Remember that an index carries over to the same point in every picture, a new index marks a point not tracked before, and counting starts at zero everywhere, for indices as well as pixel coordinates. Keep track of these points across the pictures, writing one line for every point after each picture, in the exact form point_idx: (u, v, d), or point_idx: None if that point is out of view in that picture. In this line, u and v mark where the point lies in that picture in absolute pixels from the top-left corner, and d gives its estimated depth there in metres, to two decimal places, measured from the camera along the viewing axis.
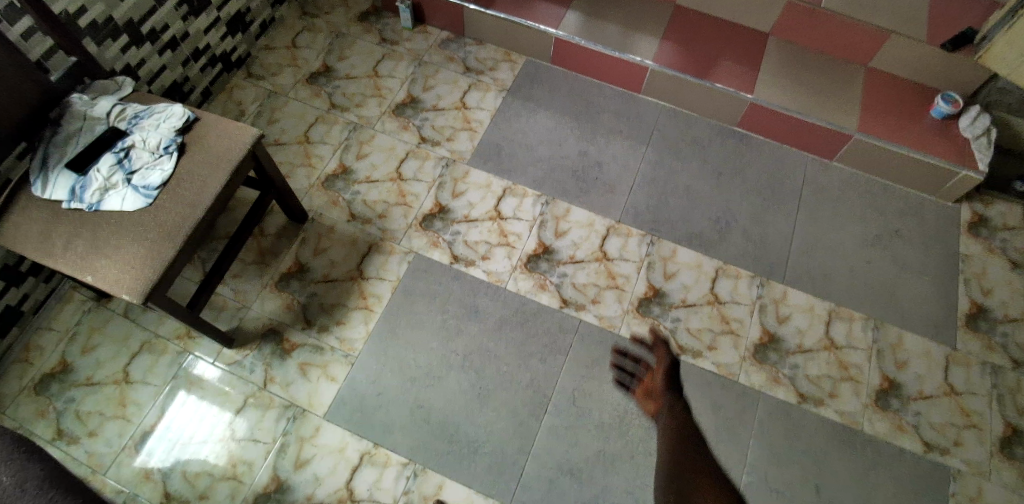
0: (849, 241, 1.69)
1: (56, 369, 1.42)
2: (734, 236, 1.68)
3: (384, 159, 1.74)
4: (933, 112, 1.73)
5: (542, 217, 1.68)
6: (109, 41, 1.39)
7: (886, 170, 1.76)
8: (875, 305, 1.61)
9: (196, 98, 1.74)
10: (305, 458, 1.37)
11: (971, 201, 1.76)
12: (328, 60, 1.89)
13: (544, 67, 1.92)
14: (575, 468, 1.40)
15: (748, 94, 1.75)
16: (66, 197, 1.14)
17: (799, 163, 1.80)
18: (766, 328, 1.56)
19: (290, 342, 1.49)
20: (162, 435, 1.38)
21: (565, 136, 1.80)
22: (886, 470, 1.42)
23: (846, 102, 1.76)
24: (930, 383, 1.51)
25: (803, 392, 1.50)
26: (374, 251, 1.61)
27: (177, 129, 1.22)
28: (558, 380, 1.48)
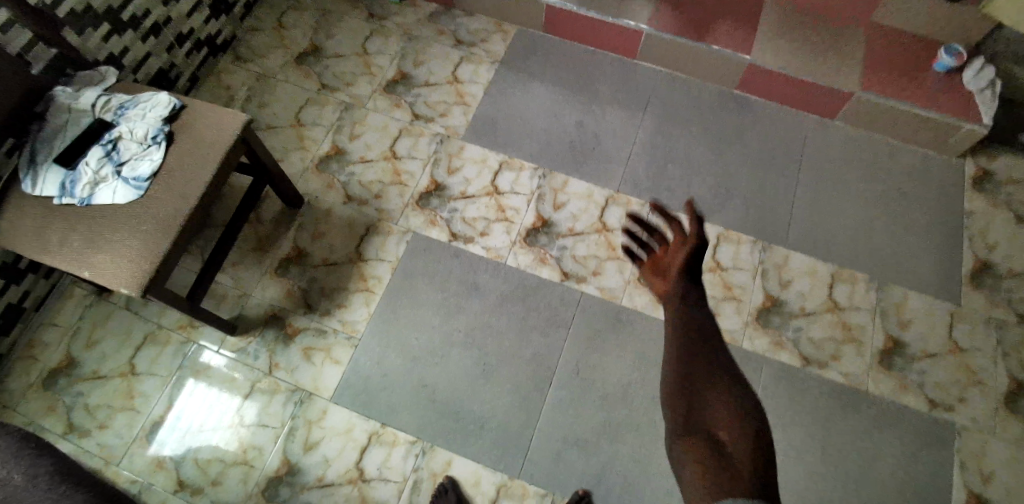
0: (852, 201, 1.67)
1: (62, 364, 1.43)
2: (736, 202, 1.66)
3: (377, 138, 1.71)
4: (937, 66, 1.68)
5: (539, 190, 1.66)
6: (90, 30, 1.36)
7: (888, 127, 1.72)
8: (879, 266, 1.59)
9: (184, 84, 1.72)
10: (313, 440, 1.39)
11: (975, 155, 1.72)
12: (316, 39, 1.85)
13: (537, 36, 1.88)
14: (581, 440, 1.41)
15: (746, 55, 1.71)
16: (57, 194, 1.13)
17: (800, 123, 1.76)
18: (768, 293, 1.56)
19: (293, 326, 1.49)
20: (172, 424, 1.39)
21: (561, 107, 1.77)
22: (890, 429, 1.43)
23: (847, 58, 1.71)
24: (934, 341, 1.51)
25: (807, 356, 1.50)
26: (371, 232, 1.60)
27: (164, 117, 1.20)
28: (561, 353, 1.49)
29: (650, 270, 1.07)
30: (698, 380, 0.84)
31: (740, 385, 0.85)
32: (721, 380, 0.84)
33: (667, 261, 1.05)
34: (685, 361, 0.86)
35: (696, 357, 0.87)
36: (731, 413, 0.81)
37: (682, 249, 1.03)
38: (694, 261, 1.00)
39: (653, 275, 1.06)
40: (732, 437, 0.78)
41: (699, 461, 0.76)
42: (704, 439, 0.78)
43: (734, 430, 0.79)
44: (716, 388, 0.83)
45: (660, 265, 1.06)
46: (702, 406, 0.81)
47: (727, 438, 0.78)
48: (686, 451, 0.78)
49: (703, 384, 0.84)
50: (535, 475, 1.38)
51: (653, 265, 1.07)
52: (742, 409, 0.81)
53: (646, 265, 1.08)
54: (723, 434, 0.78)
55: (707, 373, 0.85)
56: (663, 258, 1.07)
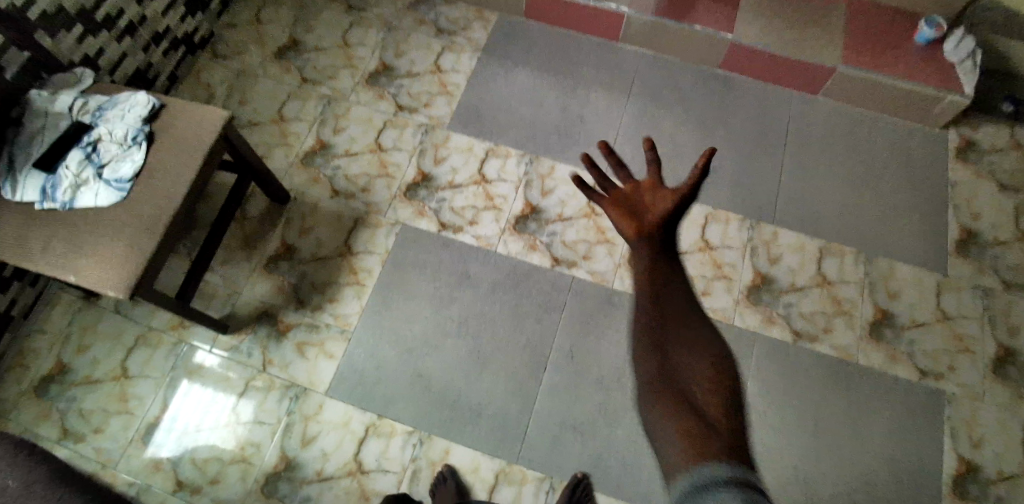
0: (837, 176, 1.68)
1: (55, 370, 1.42)
2: (722, 179, 1.67)
3: (362, 131, 1.70)
4: (917, 38, 1.69)
5: (526, 177, 1.66)
6: (63, 32, 1.33)
7: (876, 104, 1.73)
8: (866, 238, 1.61)
9: (163, 84, 1.70)
10: (311, 435, 1.40)
11: (959, 126, 1.73)
12: (294, 33, 1.83)
13: (518, 22, 1.86)
14: (579, 422, 1.42)
15: (728, 34, 1.70)
16: (37, 198, 1.11)
17: (783, 99, 1.77)
18: (758, 270, 1.57)
19: (285, 323, 1.49)
20: (168, 426, 1.39)
21: (545, 92, 1.76)
22: (882, 398, 1.45)
23: (829, 34, 1.71)
24: (922, 311, 1.53)
25: (797, 331, 1.51)
26: (360, 226, 1.59)
27: (143, 117, 1.18)
28: (555, 337, 1.50)
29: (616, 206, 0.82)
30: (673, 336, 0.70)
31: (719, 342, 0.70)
32: (700, 341, 0.69)
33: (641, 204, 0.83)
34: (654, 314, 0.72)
35: (665, 314, 0.71)
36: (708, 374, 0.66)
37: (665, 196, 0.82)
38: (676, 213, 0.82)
39: (622, 215, 0.82)
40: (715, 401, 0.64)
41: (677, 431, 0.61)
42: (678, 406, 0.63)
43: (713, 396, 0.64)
44: (686, 349, 0.68)
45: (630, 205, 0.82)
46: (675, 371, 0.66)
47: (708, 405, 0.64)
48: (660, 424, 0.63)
49: (675, 342, 0.69)
50: (534, 459, 1.39)
51: (618, 201, 0.83)
52: (717, 369, 0.67)
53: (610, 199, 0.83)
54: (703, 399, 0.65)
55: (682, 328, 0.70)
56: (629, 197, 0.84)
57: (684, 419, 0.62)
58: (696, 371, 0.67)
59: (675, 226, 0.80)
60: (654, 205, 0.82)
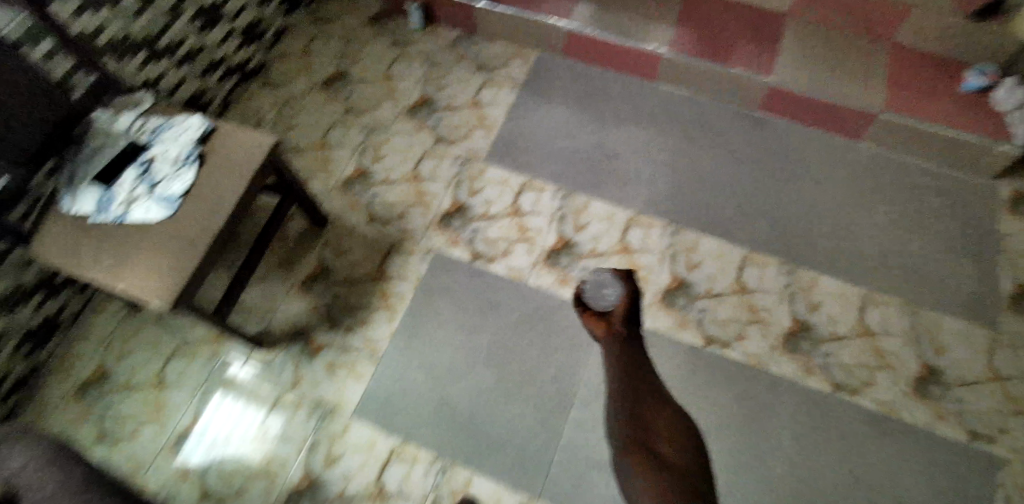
0: (881, 222, 1.63)
1: (95, 376, 1.47)
2: (759, 220, 1.64)
3: (401, 159, 1.74)
4: (965, 87, 1.64)
5: (561, 211, 1.66)
6: (128, 57, 1.42)
7: (920, 152, 1.69)
8: (910, 289, 1.55)
9: (216, 109, 1.78)
10: (335, 454, 1.39)
11: (1013, 177, 1.66)
12: (342, 65, 1.90)
13: (557, 60, 1.90)
14: (605, 462, 1.38)
15: (767, 78, 1.69)
16: (92, 211, 1.17)
17: (823, 145, 1.74)
18: (795, 316, 1.52)
19: (316, 342, 1.51)
20: (198, 436, 1.41)
21: (582, 129, 1.78)
22: (927, 458, 1.37)
23: (873, 79, 1.68)
24: (972, 368, 1.45)
25: (837, 382, 1.45)
26: (395, 252, 1.61)
27: (195, 139, 1.24)
28: (584, 371, 1.47)
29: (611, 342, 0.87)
30: (642, 396, 0.85)
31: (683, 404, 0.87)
32: (665, 403, 0.86)
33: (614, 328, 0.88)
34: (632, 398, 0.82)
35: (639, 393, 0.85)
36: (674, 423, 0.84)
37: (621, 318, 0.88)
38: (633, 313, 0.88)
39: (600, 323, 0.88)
40: (673, 447, 0.82)
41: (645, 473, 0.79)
42: (648, 452, 0.80)
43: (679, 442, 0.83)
44: (658, 401, 0.86)
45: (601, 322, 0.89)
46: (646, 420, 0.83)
47: (666, 445, 0.82)
48: (629, 464, 0.81)
49: (648, 398, 0.86)
50: (557, 497, 1.36)
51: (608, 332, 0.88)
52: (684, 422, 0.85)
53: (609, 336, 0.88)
54: (663, 445, 0.81)
55: (651, 396, 0.86)
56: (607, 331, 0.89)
57: (657, 472, 0.78)
58: (667, 433, 0.83)
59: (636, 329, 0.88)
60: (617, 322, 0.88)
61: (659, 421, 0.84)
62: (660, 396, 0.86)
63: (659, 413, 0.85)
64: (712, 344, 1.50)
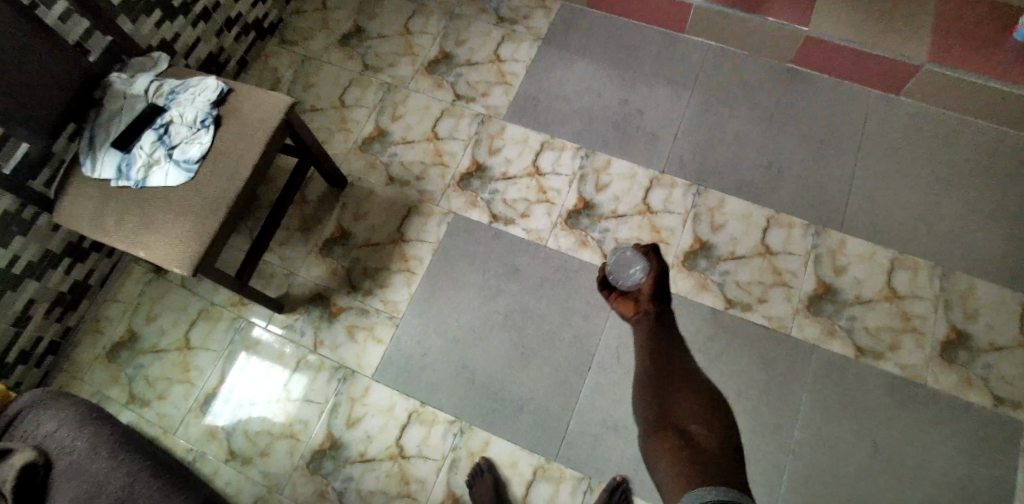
0: (916, 182, 1.57)
1: (125, 338, 1.52)
2: (788, 180, 1.59)
3: (419, 119, 1.71)
4: (1017, 35, 1.55)
5: (581, 171, 1.63)
6: (143, 17, 1.39)
7: (965, 107, 1.59)
8: (944, 251, 1.50)
9: (233, 69, 1.76)
10: (356, 416, 1.43)
11: None
12: (358, 20, 1.85)
13: (581, 11, 1.82)
14: (621, 424, 1.40)
15: (804, 27, 1.60)
16: (114, 176, 1.18)
17: (860, 100, 1.66)
18: (821, 280, 1.49)
19: (337, 305, 1.53)
20: (224, 397, 1.46)
21: (605, 85, 1.72)
22: (950, 424, 1.36)
23: (917, 28, 1.59)
24: (1003, 334, 1.41)
25: (861, 346, 1.43)
26: (413, 214, 1.61)
27: (212, 101, 1.23)
28: (602, 335, 1.47)
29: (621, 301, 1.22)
30: (667, 386, 1.06)
31: (701, 391, 1.07)
32: (687, 389, 1.06)
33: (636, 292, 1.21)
34: (656, 374, 1.08)
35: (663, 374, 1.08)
36: (697, 413, 1.01)
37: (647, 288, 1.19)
38: (659, 285, 1.19)
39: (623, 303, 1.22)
40: (699, 427, 0.98)
41: (669, 446, 0.94)
42: (674, 431, 0.97)
43: (701, 428, 0.98)
44: (681, 391, 1.05)
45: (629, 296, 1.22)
46: (671, 405, 1.02)
47: (695, 428, 0.97)
48: (658, 443, 0.96)
49: (674, 389, 1.06)
50: (573, 458, 1.38)
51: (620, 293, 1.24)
52: (707, 414, 1.02)
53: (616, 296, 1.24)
54: (691, 426, 0.98)
55: (673, 382, 1.07)
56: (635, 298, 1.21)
57: (684, 445, 0.93)
58: (689, 415, 1.00)
59: (659, 304, 1.18)
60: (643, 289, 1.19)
61: (684, 409, 1.01)
62: (683, 391, 1.06)
63: (681, 398, 1.04)
64: (734, 307, 1.48)
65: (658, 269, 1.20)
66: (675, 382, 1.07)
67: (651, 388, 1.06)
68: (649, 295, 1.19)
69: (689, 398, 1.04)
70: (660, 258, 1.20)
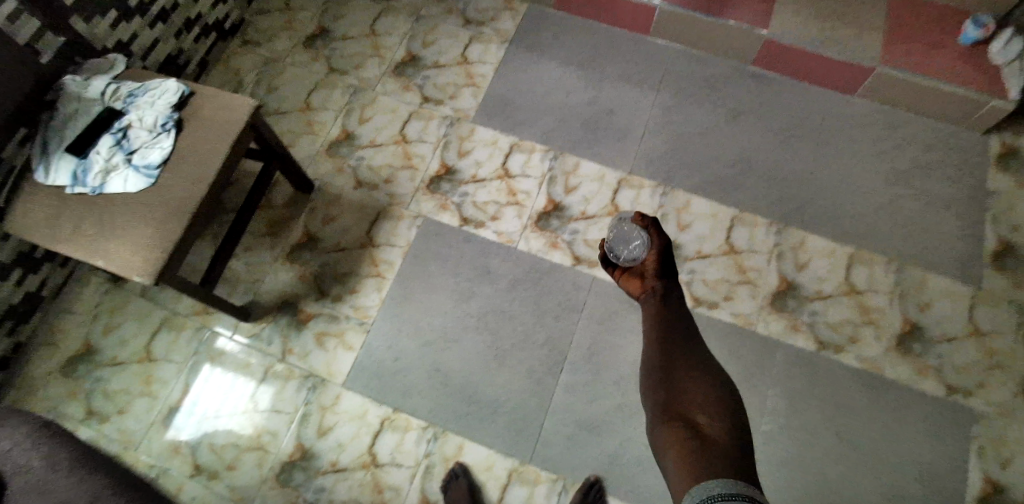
0: (872, 181, 1.63)
1: (81, 350, 1.46)
2: (751, 179, 1.63)
3: (387, 121, 1.70)
4: (962, 39, 1.63)
5: (551, 173, 1.64)
6: (98, 18, 1.34)
7: (914, 107, 1.67)
8: (899, 246, 1.56)
9: (194, 71, 1.71)
10: (327, 425, 1.41)
11: (1001, 132, 1.67)
12: (324, 21, 1.83)
13: (548, 14, 1.84)
14: (594, 424, 1.41)
15: (763, 31, 1.65)
16: (69, 182, 1.13)
17: (818, 101, 1.72)
18: (784, 276, 1.53)
19: (305, 312, 1.50)
20: (188, 409, 1.42)
21: (573, 86, 1.74)
22: (907, 413, 1.42)
23: (869, 32, 1.66)
24: (954, 324, 1.48)
25: (823, 340, 1.48)
26: (382, 218, 1.59)
27: (173, 104, 1.19)
28: (574, 336, 1.48)
29: (626, 277, 1.14)
30: (675, 370, 0.95)
31: (716, 375, 0.94)
32: (698, 374, 0.94)
33: (641, 267, 1.13)
34: (664, 358, 0.97)
35: (670, 360, 0.96)
36: (709, 400, 0.89)
37: (652, 260, 1.11)
38: (665, 260, 1.10)
39: (628, 279, 1.14)
40: (710, 419, 0.86)
41: (676, 441, 0.83)
42: (682, 422, 0.86)
43: (712, 418, 0.86)
44: (691, 376, 0.93)
45: (635, 271, 1.13)
46: (680, 394, 0.90)
47: (704, 419, 0.86)
48: (664, 437, 0.85)
49: (683, 375, 0.94)
50: (547, 459, 1.39)
51: (624, 269, 1.15)
52: (720, 400, 0.89)
53: (620, 271, 1.15)
54: (701, 417, 0.86)
55: (683, 365, 0.95)
56: (639, 273, 1.13)
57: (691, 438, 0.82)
58: (699, 403, 0.89)
59: (666, 279, 1.09)
60: (647, 263, 1.11)
61: (694, 397, 0.89)
62: (693, 375, 0.93)
63: (691, 385, 0.92)
64: (702, 305, 1.51)
65: (661, 241, 1.11)
66: (685, 367, 0.95)
67: (659, 374, 0.95)
68: (656, 269, 1.10)
69: (699, 384, 0.92)
70: (661, 232, 1.11)
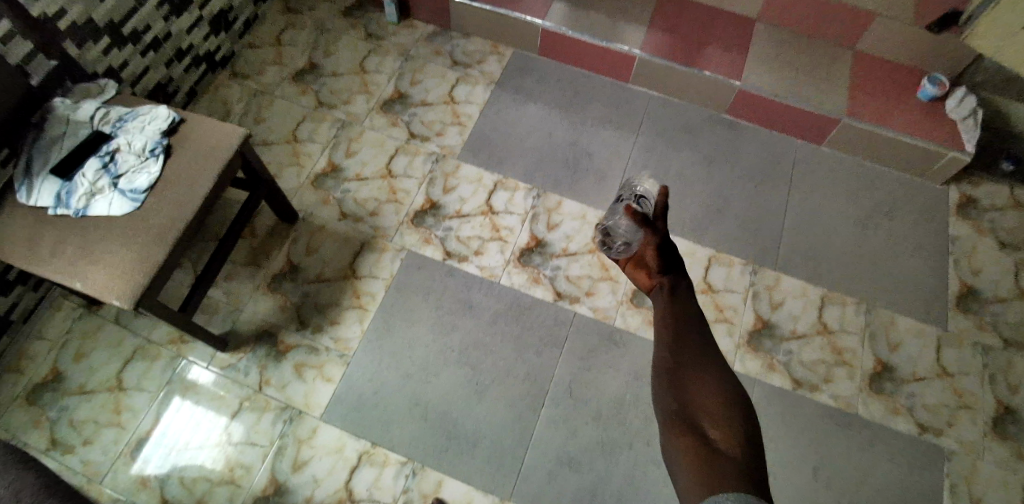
0: (841, 226, 1.70)
1: (48, 378, 1.40)
2: (727, 220, 1.69)
3: (374, 155, 1.72)
4: (920, 94, 1.74)
5: (534, 210, 1.67)
6: (90, 43, 1.35)
7: (879, 157, 1.77)
8: (868, 288, 1.62)
9: (182, 99, 1.72)
10: (303, 459, 1.37)
11: (959, 183, 1.77)
12: (314, 57, 1.86)
13: (532, 58, 1.91)
14: (575, 459, 1.40)
15: (736, 82, 1.75)
16: (51, 204, 1.12)
17: (788, 149, 1.80)
18: (759, 315, 1.57)
19: (284, 343, 1.48)
20: (157, 441, 1.37)
21: (556, 128, 1.79)
22: (881, 450, 1.44)
23: (835, 86, 1.76)
24: (923, 364, 1.53)
25: (798, 379, 1.51)
26: (366, 249, 1.60)
27: (163, 131, 1.20)
28: (555, 371, 1.49)
29: (632, 266, 1.07)
30: (683, 370, 0.90)
31: (726, 371, 0.90)
32: (707, 372, 0.89)
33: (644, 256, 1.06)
34: (672, 355, 0.92)
35: (680, 356, 0.91)
36: (718, 399, 0.86)
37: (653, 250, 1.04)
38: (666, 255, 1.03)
39: (636, 269, 1.06)
40: (719, 423, 0.84)
41: (686, 446, 0.82)
42: (691, 426, 0.84)
43: (721, 419, 0.84)
44: (700, 374, 0.89)
45: (639, 260, 1.06)
46: (688, 393, 0.87)
47: (713, 422, 0.84)
48: (672, 439, 0.84)
49: (692, 372, 0.90)
50: (528, 496, 1.37)
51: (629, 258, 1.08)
52: (729, 398, 0.87)
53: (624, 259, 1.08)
54: (710, 420, 0.84)
55: (692, 363, 0.90)
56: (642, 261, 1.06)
57: (701, 448, 0.81)
58: (707, 405, 0.86)
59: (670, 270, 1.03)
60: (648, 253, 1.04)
61: (703, 397, 0.87)
62: (703, 373, 0.89)
63: (700, 385, 0.88)
64: None
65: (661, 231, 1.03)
66: (694, 364, 0.90)
67: (667, 372, 0.91)
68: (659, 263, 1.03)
69: (709, 383, 0.88)
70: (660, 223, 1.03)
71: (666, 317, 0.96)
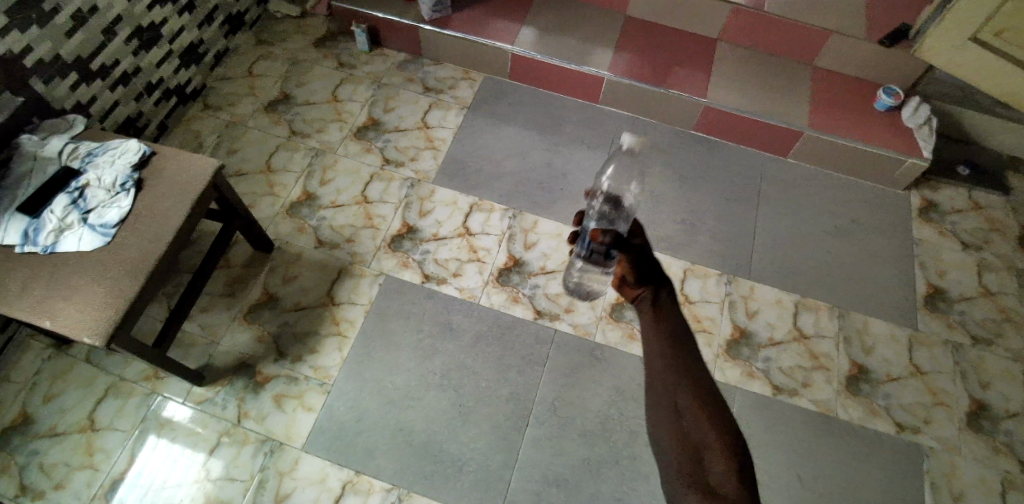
0: (810, 234, 1.74)
1: (16, 421, 1.36)
2: (701, 233, 1.72)
3: (350, 182, 1.73)
4: (878, 105, 1.81)
5: (510, 230, 1.69)
6: (58, 79, 1.35)
7: (842, 166, 1.82)
8: (841, 294, 1.66)
9: (153, 132, 1.71)
10: (285, 492, 1.34)
11: (919, 188, 1.83)
12: (286, 88, 1.88)
13: (504, 83, 1.95)
14: (563, 478, 1.40)
15: (702, 99, 1.80)
16: (19, 241, 1.10)
17: (756, 161, 1.85)
18: (736, 324, 1.60)
19: (263, 374, 1.46)
20: (133, 481, 1.33)
21: (530, 149, 1.82)
22: (863, 452, 1.46)
23: (796, 100, 1.82)
24: (897, 366, 1.56)
25: (778, 385, 1.53)
26: (345, 275, 1.59)
27: (133, 164, 1.19)
28: (538, 390, 1.49)
29: None
30: (677, 372, 0.89)
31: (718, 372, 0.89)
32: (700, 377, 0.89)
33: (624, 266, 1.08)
34: (666, 357, 0.90)
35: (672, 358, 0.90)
36: (711, 398, 0.87)
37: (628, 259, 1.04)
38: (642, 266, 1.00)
39: None
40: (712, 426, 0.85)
41: (679, 451, 0.84)
42: (685, 429, 0.85)
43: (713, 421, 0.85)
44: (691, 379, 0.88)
45: None
46: (682, 396, 0.87)
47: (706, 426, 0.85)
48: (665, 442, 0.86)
49: (685, 374, 0.89)
50: None
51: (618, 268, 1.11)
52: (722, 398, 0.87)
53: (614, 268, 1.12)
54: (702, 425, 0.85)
55: (685, 366, 0.89)
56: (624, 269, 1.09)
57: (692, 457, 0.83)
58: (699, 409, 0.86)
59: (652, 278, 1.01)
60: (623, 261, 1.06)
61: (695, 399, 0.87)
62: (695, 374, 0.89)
63: (693, 388, 0.88)
64: None
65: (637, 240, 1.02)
66: (687, 365, 0.89)
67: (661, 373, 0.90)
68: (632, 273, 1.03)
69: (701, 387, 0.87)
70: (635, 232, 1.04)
71: (657, 319, 0.94)
